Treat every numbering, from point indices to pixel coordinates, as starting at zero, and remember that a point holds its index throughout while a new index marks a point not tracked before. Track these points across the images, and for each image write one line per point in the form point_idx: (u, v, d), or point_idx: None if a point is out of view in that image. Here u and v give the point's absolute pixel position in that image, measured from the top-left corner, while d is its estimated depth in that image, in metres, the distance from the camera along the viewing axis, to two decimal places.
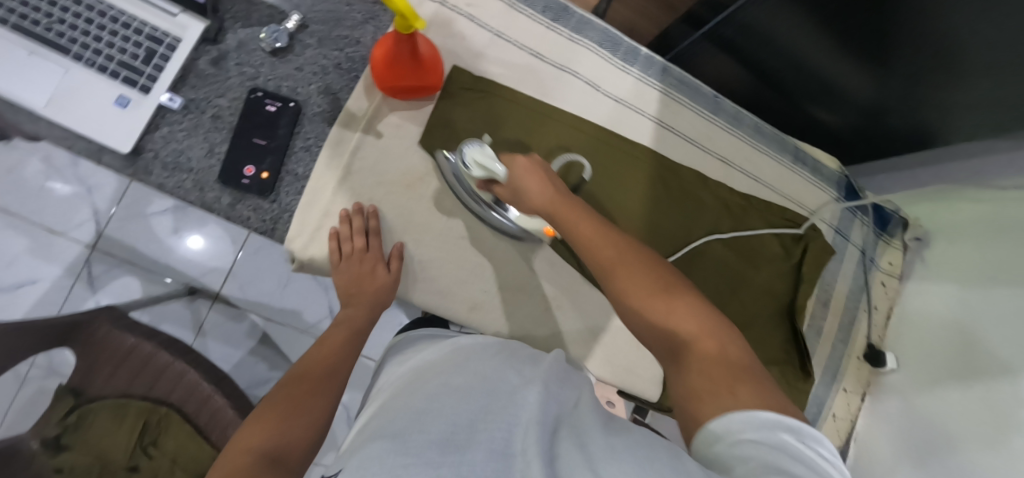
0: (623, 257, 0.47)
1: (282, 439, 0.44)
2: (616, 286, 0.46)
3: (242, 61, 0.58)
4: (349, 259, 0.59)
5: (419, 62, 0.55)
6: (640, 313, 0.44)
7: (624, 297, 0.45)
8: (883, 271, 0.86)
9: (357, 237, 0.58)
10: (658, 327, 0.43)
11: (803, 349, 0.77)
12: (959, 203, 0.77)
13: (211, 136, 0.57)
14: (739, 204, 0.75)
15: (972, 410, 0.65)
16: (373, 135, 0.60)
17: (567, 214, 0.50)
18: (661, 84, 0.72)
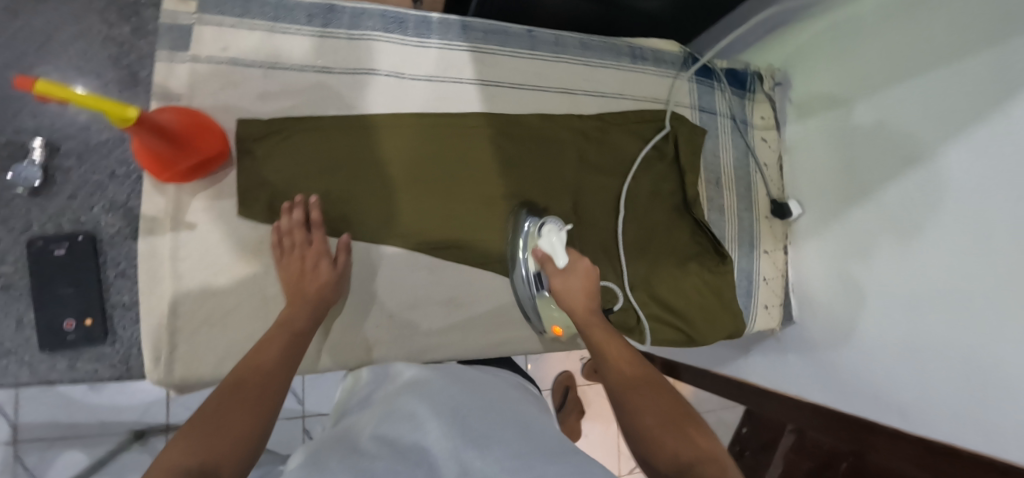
0: (642, 374, 0.52)
1: (216, 448, 0.37)
2: (630, 392, 0.49)
3: (5, 217, 0.52)
4: (295, 256, 0.56)
5: (178, 140, 0.50)
6: (647, 414, 0.47)
7: (638, 403, 0.48)
8: (760, 128, 0.87)
9: (300, 230, 0.57)
10: (663, 439, 0.44)
11: (710, 233, 0.78)
12: (799, 36, 0.80)
13: (12, 308, 0.51)
14: (595, 127, 0.74)
15: (874, 226, 0.69)
16: (185, 229, 0.55)
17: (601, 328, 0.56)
18: (467, 43, 0.68)
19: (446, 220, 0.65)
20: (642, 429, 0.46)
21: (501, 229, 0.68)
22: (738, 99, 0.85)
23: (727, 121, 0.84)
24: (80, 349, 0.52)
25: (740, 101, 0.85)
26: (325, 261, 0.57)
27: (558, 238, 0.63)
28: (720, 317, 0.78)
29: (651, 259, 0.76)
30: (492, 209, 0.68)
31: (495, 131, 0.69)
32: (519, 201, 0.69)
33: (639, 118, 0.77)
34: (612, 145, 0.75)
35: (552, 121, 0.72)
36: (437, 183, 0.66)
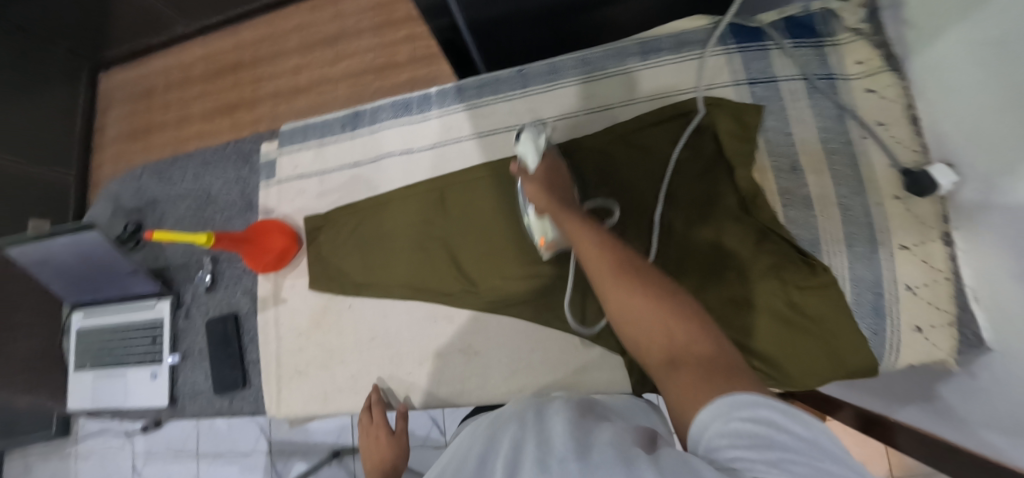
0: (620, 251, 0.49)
1: None
2: (613, 288, 0.46)
3: (197, 307, 0.81)
4: (365, 431, 0.65)
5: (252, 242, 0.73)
6: (631, 304, 0.44)
7: (619, 297, 0.45)
8: (860, 78, 0.62)
9: (364, 414, 0.66)
10: (651, 322, 0.43)
11: (787, 235, 0.59)
12: None
13: (203, 365, 0.79)
14: (604, 144, 0.68)
15: None
16: (281, 302, 0.76)
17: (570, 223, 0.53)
18: (462, 103, 0.74)
19: (456, 271, 0.69)
20: (631, 319, 0.44)
21: (507, 273, 0.67)
22: (809, 53, 0.64)
23: (798, 86, 0.64)
24: (234, 393, 0.77)
25: (816, 52, 0.64)
26: (388, 434, 0.64)
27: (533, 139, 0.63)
28: (813, 350, 0.59)
29: (700, 284, 0.62)
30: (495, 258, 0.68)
31: (497, 179, 0.70)
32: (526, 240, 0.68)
33: (660, 122, 0.67)
34: (632, 160, 0.67)
35: (554, 150, 0.70)
36: (445, 238, 0.71)
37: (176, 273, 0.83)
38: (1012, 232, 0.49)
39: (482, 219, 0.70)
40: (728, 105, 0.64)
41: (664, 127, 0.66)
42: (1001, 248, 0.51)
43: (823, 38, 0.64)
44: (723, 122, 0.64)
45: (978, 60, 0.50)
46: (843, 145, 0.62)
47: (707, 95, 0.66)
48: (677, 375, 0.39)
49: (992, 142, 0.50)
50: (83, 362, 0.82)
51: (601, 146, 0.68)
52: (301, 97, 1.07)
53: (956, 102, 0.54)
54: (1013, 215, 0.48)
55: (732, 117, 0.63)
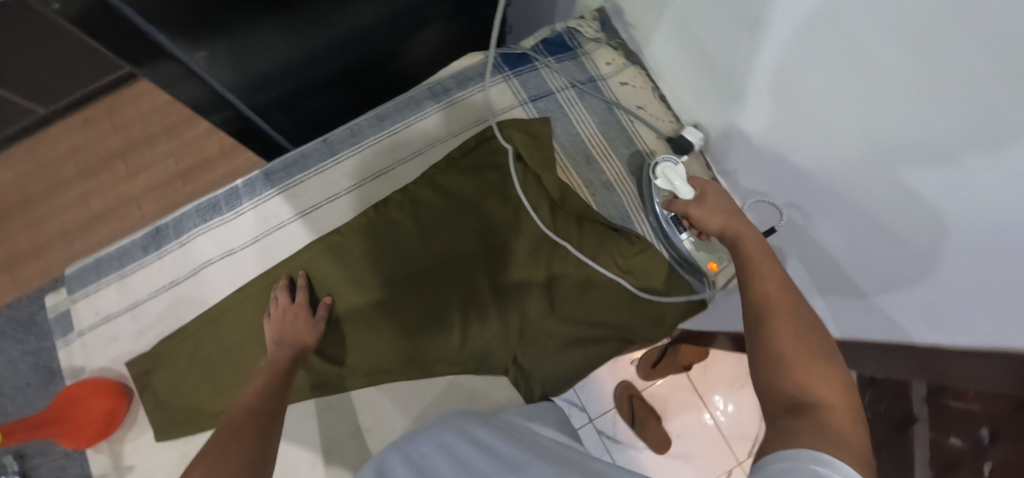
0: (794, 310, 0.44)
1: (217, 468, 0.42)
2: (766, 318, 0.44)
3: None
4: (280, 312, 0.65)
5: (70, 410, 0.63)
6: (785, 344, 0.42)
7: (783, 361, 0.40)
8: (613, 74, 0.74)
9: (282, 292, 0.66)
10: (773, 368, 0.41)
11: (601, 217, 0.68)
12: None
13: None
14: (426, 185, 0.71)
15: (760, 112, 0.56)
16: (126, 470, 0.64)
17: (744, 233, 0.53)
18: (275, 187, 0.71)
19: (322, 355, 0.66)
20: (781, 378, 0.40)
21: (377, 337, 0.66)
22: (570, 64, 0.75)
23: (570, 93, 0.74)
24: None
25: (574, 61, 0.75)
26: (308, 316, 0.65)
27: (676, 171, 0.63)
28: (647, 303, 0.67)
29: (544, 284, 0.68)
30: (356, 329, 0.67)
31: (333, 251, 0.69)
32: (382, 298, 0.67)
33: (466, 151, 0.72)
34: (453, 192, 0.70)
35: (380, 206, 0.70)
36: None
37: None
38: (751, 160, 0.62)
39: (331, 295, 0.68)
40: (517, 121, 0.72)
41: (469, 155, 0.72)
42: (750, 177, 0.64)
43: (576, 49, 0.75)
44: (516, 136, 0.71)
45: (680, 39, 0.64)
46: (619, 132, 0.73)
47: (500, 118, 0.73)
48: (781, 427, 0.35)
49: (712, 97, 0.63)
50: None
51: (419, 189, 0.71)
52: (95, 229, 0.91)
53: (680, 75, 0.68)
54: (750, 148, 0.61)
55: (521, 130, 0.71)
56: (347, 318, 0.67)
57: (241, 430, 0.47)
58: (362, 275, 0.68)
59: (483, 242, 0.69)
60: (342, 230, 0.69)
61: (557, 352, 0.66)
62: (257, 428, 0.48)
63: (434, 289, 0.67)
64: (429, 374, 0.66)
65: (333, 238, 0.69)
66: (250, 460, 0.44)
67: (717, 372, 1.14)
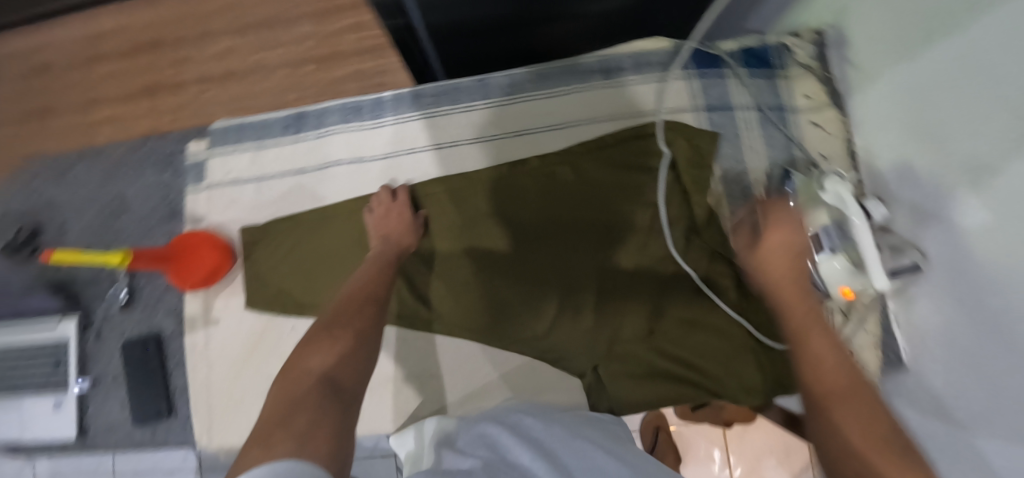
0: (828, 351, 0.49)
1: (336, 363, 0.46)
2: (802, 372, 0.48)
3: (111, 327, 0.72)
4: (382, 209, 0.65)
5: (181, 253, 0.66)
6: (840, 414, 0.43)
7: (825, 408, 0.44)
8: (806, 111, 0.66)
9: (383, 191, 0.66)
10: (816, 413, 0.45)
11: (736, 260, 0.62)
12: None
13: (119, 393, 0.71)
14: (564, 161, 0.67)
15: (969, 226, 0.46)
16: (212, 324, 0.69)
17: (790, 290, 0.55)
18: (419, 111, 0.70)
19: (415, 291, 0.67)
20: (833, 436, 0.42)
21: (467, 294, 0.66)
22: (763, 84, 0.66)
23: (751, 115, 0.66)
24: (157, 423, 0.69)
25: (769, 82, 0.67)
26: (411, 214, 0.65)
27: (844, 186, 0.56)
28: (753, 367, 0.61)
29: (650, 307, 0.63)
30: (452, 279, 0.66)
31: (452, 196, 0.68)
32: (484, 259, 0.66)
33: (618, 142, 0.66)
34: (589, 180, 0.66)
35: (513, 167, 0.67)
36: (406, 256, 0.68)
37: (86, 290, 0.73)
38: (934, 267, 0.53)
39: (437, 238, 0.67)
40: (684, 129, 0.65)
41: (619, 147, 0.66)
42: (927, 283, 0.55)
43: (776, 69, 0.66)
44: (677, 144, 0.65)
45: (912, 104, 0.53)
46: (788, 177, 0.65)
47: (667, 118, 0.66)
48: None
49: (922, 180, 0.53)
50: None
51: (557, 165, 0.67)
52: None
53: (889, 138, 0.58)
54: (946, 254, 0.51)
55: (685, 142, 0.65)
56: (446, 265, 0.67)
57: (352, 324, 0.51)
58: (473, 229, 0.66)
59: (603, 241, 0.64)
60: (469, 178, 0.68)
61: (638, 380, 0.62)
62: (369, 321, 0.52)
63: (538, 270, 0.65)
64: (504, 350, 0.65)
65: (455, 183, 0.68)
66: (362, 351, 0.49)
67: (756, 438, 1.05)
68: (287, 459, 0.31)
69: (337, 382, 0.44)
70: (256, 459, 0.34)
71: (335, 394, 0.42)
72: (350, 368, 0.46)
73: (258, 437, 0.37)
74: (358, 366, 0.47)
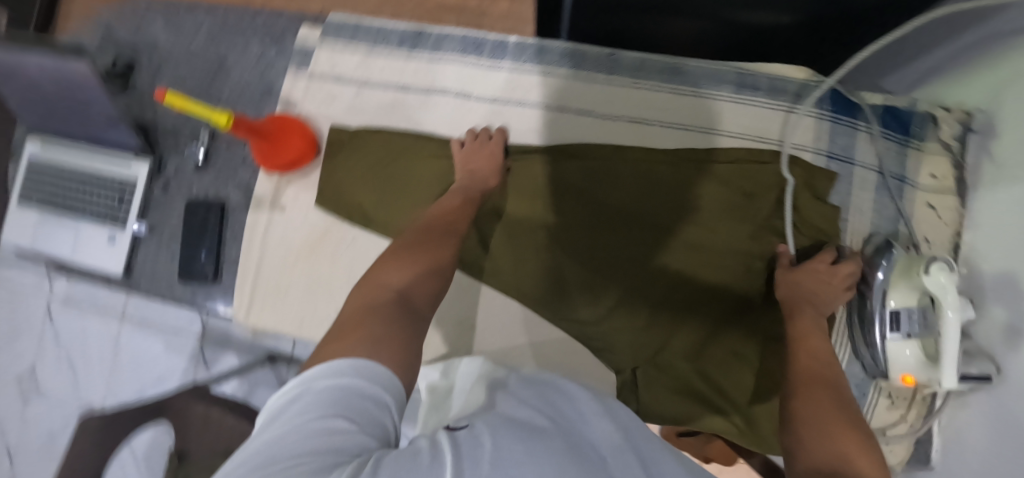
0: (825, 388, 0.49)
1: (411, 283, 0.48)
2: (800, 400, 0.48)
3: (181, 182, 0.73)
4: (471, 145, 0.65)
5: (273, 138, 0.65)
6: (811, 403, 0.47)
7: (818, 428, 0.44)
8: (925, 189, 0.63)
9: (480, 130, 0.66)
10: (808, 426, 0.45)
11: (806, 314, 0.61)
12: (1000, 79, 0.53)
13: (172, 246, 0.72)
14: (669, 161, 0.65)
15: None
16: (278, 209, 0.69)
17: (802, 321, 0.55)
18: (539, 66, 0.68)
19: (483, 241, 0.67)
20: (800, 428, 0.45)
21: (532, 261, 0.65)
22: (892, 149, 0.64)
23: (868, 176, 0.64)
24: (201, 285, 0.71)
25: (899, 149, 0.64)
26: (501, 158, 0.64)
27: (951, 277, 0.53)
28: None
29: (710, 332, 0.62)
30: (522, 241, 0.66)
31: (545, 161, 0.66)
32: (559, 231, 0.65)
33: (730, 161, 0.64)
34: (689, 189, 0.63)
35: (616, 151, 0.65)
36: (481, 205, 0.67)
37: (167, 139, 0.74)
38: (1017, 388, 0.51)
39: (518, 198, 0.66)
40: (802, 169, 0.63)
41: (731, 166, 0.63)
42: (994, 398, 0.54)
43: (911, 139, 0.63)
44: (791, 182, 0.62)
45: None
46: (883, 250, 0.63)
47: (785, 151, 0.64)
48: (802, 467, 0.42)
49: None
50: (36, 198, 0.74)
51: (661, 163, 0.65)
52: None
53: (1003, 244, 0.56)
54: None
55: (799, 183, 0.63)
56: (519, 225, 0.66)
57: (430, 249, 0.53)
58: (557, 199, 0.65)
59: (685, 255, 0.63)
60: (569, 150, 0.66)
61: (676, 394, 0.62)
62: (447, 252, 0.53)
63: (609, 260, 0.64)
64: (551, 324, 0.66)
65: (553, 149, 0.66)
66: (436, 276, 0.50)
67: None
68: (363, 358, 0.35)
69: (408, 299, 0.45)
70: (333, 350, 0.36)
71: (407, 310, 0.44)
72: (422, 290, 0.48)
73: (339, 328, 0.40)
74: (431, 285, 0.49)
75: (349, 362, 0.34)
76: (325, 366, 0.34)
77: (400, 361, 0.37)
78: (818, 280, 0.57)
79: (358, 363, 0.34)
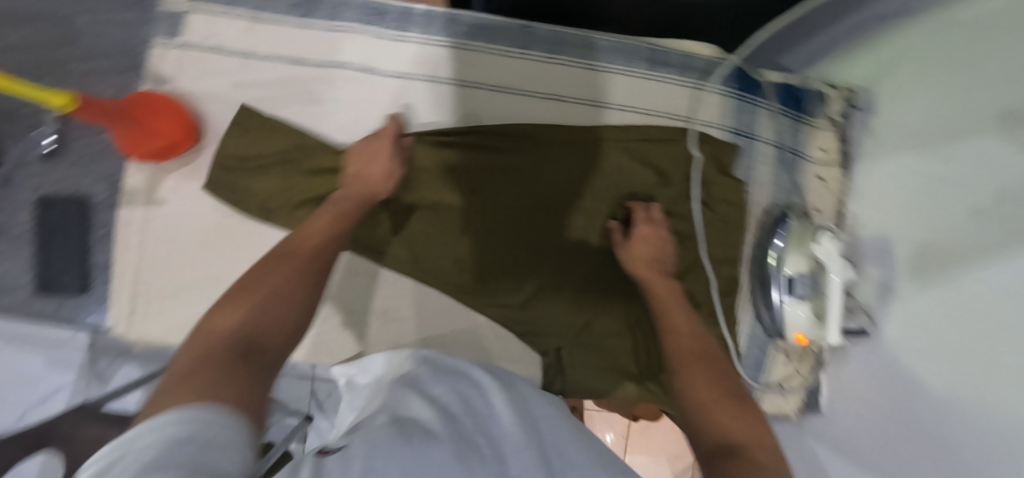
0: (701, 369, 0.51)
1: (256, 324, 0.40)
2: (684, 385, 0.50)
3: (24, 175, 0.60)
4: (359, 147, 0.59)
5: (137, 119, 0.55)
6: (690, 384, 0.50)
7: (708, 411, 0.46)
8: (816, 163, 0.68)
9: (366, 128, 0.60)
10: (703, 412, 0.46)
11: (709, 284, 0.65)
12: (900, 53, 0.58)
13: (19, 253, 0.61)
14: (585, 140, 0.64)
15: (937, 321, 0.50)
16: (156, 204, 0.60)
17: (667, 302, 0.58)
18: (450, 39, 0.63)
19: (388, 241, 0.63)
20: (700, 409, 0.47)
21: (448, 248, 0.63)
22: (788, 124, 0.67)
23: (769, 151, 0.67)
24: (66, 296, 0.61)
25: (793, 125, 0.67)
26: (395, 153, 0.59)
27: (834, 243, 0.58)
28: None
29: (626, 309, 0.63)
30: (426, 237, 0.62)
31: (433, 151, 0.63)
32: (474, 217, 0.63)
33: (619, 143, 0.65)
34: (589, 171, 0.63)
35: (533, 131, 0.63)
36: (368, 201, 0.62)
37: None
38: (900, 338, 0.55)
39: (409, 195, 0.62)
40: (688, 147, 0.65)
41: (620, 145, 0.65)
42: (868, 349, 0.61)
43: (804, 116, 0.67)
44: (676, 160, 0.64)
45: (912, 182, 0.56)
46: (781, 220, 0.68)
47: (694, 129, 0.66)
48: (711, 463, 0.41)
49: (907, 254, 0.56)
50: None
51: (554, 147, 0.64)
52: None
53: (883, 213, 0.61)
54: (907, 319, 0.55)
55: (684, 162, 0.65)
56: (423, 222, 0.62)
57: (291, 277, 0.46)
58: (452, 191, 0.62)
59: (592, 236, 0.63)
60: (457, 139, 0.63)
61: (599, 369, 0.63)
62: (305, 277, 0.47)
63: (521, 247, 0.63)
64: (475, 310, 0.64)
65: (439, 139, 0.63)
66: (298, 306, 0.44)
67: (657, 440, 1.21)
68: (195, 404, 0.26)
69: (256, 346, 0.38)
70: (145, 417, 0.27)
71: (248, 358, 0.36)
72: (271, 330, 0.41)
73: (164, 388, 0.30)
74: (289, 318, 0.43)
75: (170, 415, 0.25)
76: (141, 425, 0.25)
77: (246, 405, 0.29)
78: (647, 241, 0.60)
79: (185, 415, 0.25)
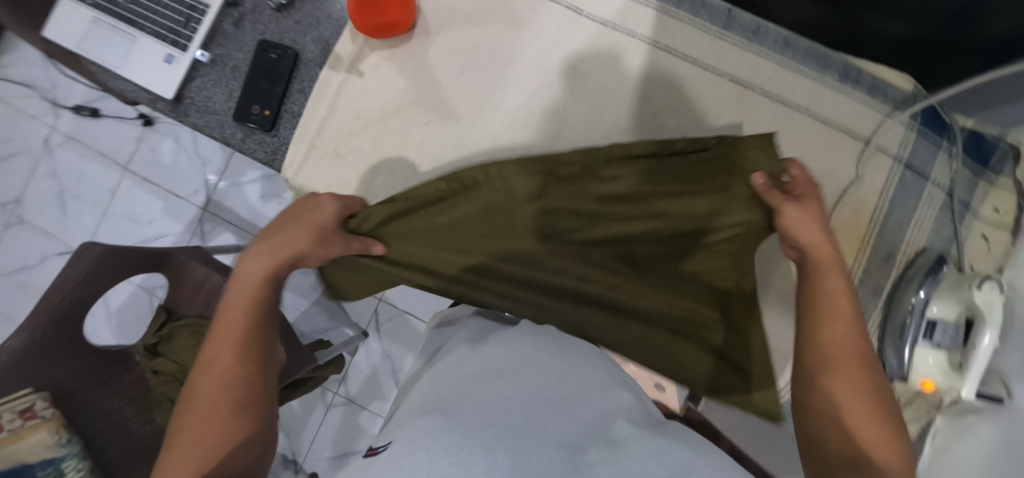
0: (849, 351, 0.42)
1: (219, 447, 0.39)
2: (816, 367, 0.42)
3: (255, 20, 0.68)
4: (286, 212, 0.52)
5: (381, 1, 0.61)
6: (838, 379, 0.40)
7: (840, 408, 0.39)
8: (986, 222, 0.65)
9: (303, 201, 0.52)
10: (835, 410, 0.39)
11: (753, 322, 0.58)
12: None
13: (231, 84, 0.68)
14: (756, 131, 0.64)
15: None
16: (355, 74, 0.66)
17: (821, 267, 0.46)
18: (658, 3, 0.66)
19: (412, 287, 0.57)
20: (829, 409, 0.40)
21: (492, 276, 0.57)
22: (966, 175, 0.65)
23: (938, 195, 0.65)
24: (253, 132, 0.67)
25: (972, 177, 0.65)
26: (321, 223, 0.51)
27: (999, 297, 0.55)
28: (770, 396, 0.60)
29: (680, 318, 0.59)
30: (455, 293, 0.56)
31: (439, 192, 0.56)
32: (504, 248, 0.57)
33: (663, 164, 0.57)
34: (641, 200, 0.57)
35: (709, 107, 0.64)
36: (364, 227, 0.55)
37: None
38: None
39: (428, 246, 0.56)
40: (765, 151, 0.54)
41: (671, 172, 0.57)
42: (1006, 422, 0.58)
43: (987, 170, 0.65)
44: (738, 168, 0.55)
45: None
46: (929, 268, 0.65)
47: (868, 152, 0.65)
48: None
49: None
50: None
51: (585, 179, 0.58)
52: None
53: None
54: None
55: (748, 167, 0.55)
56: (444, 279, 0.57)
57: (235, 356, 0.43)
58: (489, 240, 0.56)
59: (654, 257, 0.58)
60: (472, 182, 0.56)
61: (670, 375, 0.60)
62: (240, 365, 0.42)
63: (564, 274, 0.58)
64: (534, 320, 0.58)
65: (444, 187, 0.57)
66: (253, 401, 0.42)
67: None
68: None
69: None
70: None
71: None
72: (237, 455, 0.39)
73: None
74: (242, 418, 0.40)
75: None
76: None
77: None
78: (811, 213, 0.48)
79: None
